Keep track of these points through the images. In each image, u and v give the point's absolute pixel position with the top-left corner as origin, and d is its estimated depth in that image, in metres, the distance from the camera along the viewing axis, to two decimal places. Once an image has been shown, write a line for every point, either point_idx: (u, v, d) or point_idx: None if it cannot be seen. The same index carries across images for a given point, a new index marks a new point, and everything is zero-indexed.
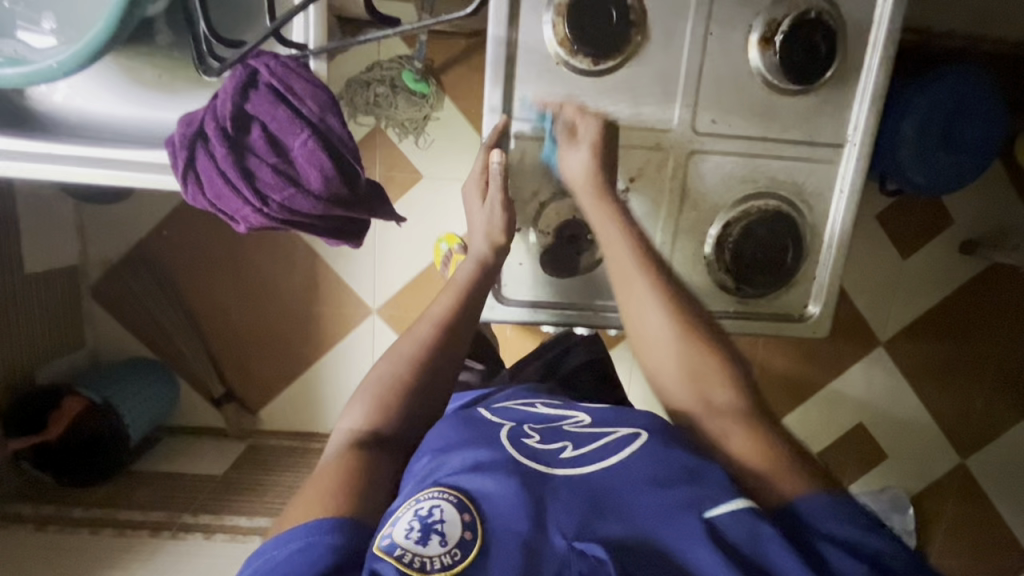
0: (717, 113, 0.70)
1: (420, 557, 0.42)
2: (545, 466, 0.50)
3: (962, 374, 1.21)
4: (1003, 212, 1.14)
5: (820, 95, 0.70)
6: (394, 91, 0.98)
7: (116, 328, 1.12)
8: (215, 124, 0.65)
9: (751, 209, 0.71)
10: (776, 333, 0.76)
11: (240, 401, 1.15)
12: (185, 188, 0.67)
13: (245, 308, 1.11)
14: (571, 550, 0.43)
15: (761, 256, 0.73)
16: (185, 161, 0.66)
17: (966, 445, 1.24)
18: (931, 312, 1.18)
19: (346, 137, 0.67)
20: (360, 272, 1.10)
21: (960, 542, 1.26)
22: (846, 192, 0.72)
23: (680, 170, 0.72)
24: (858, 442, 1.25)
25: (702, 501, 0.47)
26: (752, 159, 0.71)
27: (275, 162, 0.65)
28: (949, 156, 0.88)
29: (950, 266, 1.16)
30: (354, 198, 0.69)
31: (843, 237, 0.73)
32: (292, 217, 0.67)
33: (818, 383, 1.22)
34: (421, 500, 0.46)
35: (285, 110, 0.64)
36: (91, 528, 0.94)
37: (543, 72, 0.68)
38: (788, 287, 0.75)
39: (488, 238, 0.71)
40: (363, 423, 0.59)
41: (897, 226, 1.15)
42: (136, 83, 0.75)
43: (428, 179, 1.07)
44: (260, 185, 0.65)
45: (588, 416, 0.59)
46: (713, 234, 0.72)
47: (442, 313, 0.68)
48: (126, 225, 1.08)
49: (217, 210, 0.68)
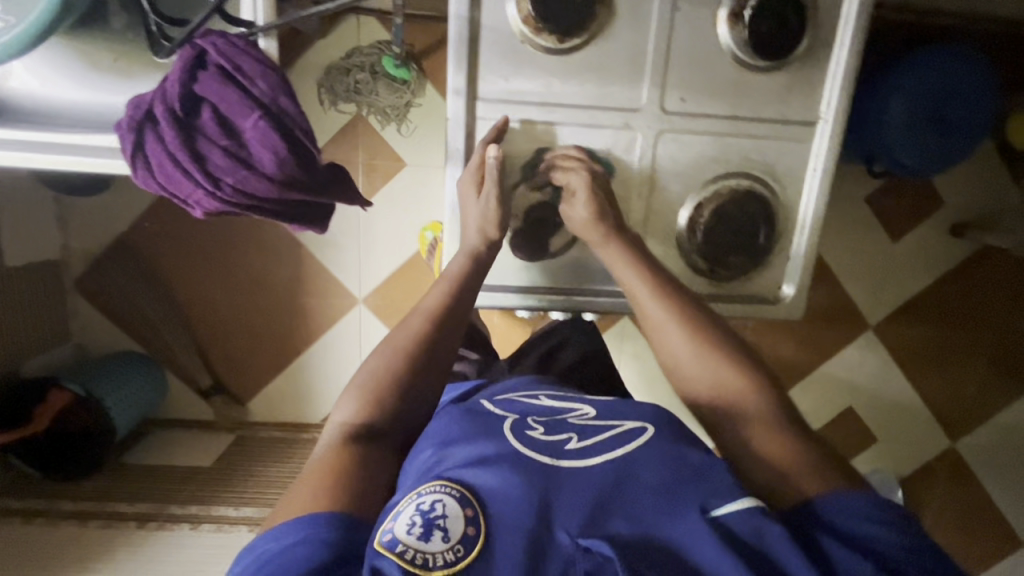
0: (687, 92, 0.69)
1: (422, 554, 0.41)
2: (550, 458, 0.48)
3: (952, 357, 1.20)
4: (992, 193, 1.13)
5: (790, 71, 0.68)
6: (374, 77, 0.96)
7: (99, 322, 1.11)
8: (163, 105, 0.63)
9: (722, 190, 0.71)
10: (749, 315, 0.76)
11: (230, 393, 1.15)
12: (135, 170, 0.66)
13: (232, 301, 1.11)
14: (576, 547, 0.42)
15: (733, 238, 0.72)
16: (135, 146, 0.65)
17: (957, 428, 1.24)
18: (920, 295, 1.18)
19: (299, 119, 0.67)
20: (344, 262, 1.09)
21: (951, 523, 1.26)
22: (820, 170, 0.71)
23: (649, 151, 0.71)
24: (848, 426, 1.25)
25: (709, 500, 0.46)
26: (722, 138, 0.71)
27: (228, 144, 0.64)
28: (938, 135, 0.86)
29: (939, 248, 1.16)
30: (310, 181, 0.69)
31: (817, 216, 0.72)
32: (246, 201, 0.67)
33: (808, 368, 1.22)
34: (423, 494, 0.45)
35: (234, 90, 0.64)
36: (79, 520, 0.94)
37: (508, 52, 0.67)
38: (761, 268, 0.74)
39: (478, 228, 0.70)
40: (355, 416, 0.56)
41: (886, 208, 1.14)
42: (92, 68, 0.74)
43: (412, 167, 1.06)
44: (211, 168, 0.65)
45: (593, 409, 0.57)
46: (684, 216, 0.72)
47: (437, 305, 0.64)
48: (104, 216, 1.07)
49: (170, 194, 0.68)
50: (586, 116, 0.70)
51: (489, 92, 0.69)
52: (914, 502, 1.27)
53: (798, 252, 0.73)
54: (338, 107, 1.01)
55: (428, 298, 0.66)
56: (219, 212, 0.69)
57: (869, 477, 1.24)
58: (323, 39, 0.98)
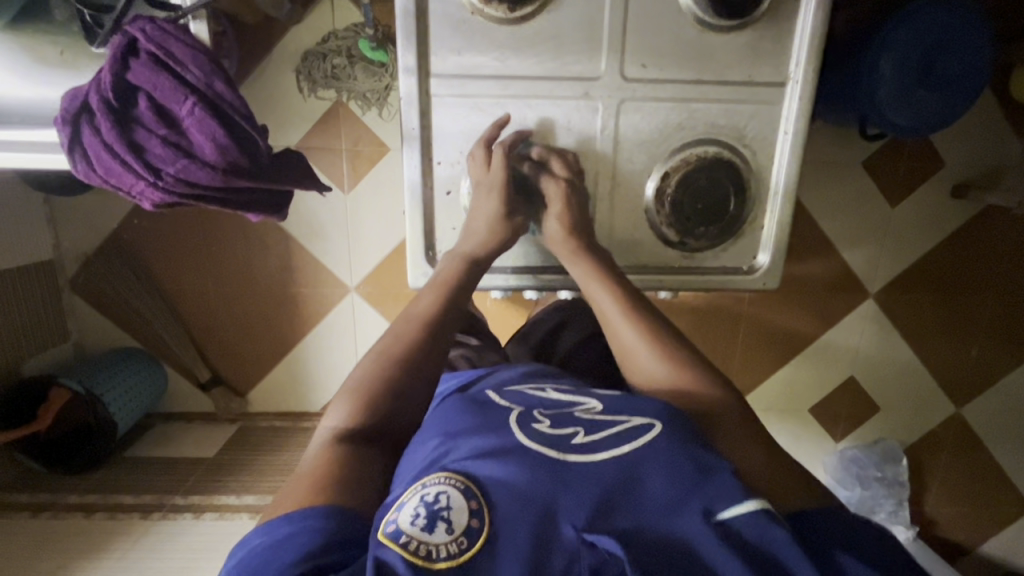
0: (648, 58, 0.67)
1: (426, 545, 0.41)
2: (557, 452, 0.47)
3: (956, 323, 1.18)
4: (992, 150, 1.09)
5: (756, 30, 0.66)
6: (351, 61, 0.95)
7: (92, 320, 1.13)
8: (97, 96, 0.63)
9: (690, 157, 0.68)
10: (723, 288, 0.75)
11: (227, 384, 1.16)
12: (73, 162, 0.66)
13: (222, 297, 1.12)
14: (582, 541, 0.42)
15: (702, 206, 0.69)
16: (72, 137, 0.64)
17: (962, 395, 1.22)
18: (922, 262, 1.15)
19: (238, 103, 0.66)
20: (333, 252, 1.09)
21: (955, 490, 1.27)
22: (791, 133, 0.69)
23: (610, 122, 0.69)
24: (851, 396, 1.24)
25: (718, 502, 0.44)
26: (687, 104, 0.68)
27: (165, 133, 0.64)
28: (930, 92, 0.83)
29: (939, 210, 1.12)
30: (254, 167, 0.69)
31: (789, 182, 0.70)
32: (190, 190, 0.67)
33: (807, 339, 1.20)
34: (427, 485, 0.45)
35: (167, 78, 0.63)
36: (85, 512, 0.98)
37: (458, 25, 0.65)
38: (735, 237, 0.73)
39: (471, 244, 0.68)
40: (346, 420, 0.55)
41: (884, 170, 1.10)
42: (41, 62, 0.74)
43: (394, 151, 1.04)
44: (150, 158, 0.64)
45: (600, 403, 0.55)
46: (650, 187, 0.70)
47: (426, 312, 0.65)
48: (85, 215, 1.08)
49: (113, 187, 0.67)
50: (550, 88, 0.68)
51: (444, 69, 0.67)
52: (920, 471, 1.26)
53: (772, 220, 0.72)
54: (317, 93, 1.00)
55: (416, 304, 0.66)
56: (167, 203, 0.69)
57: (871, 447, 1.24)
58: (295, 25, 0.97)
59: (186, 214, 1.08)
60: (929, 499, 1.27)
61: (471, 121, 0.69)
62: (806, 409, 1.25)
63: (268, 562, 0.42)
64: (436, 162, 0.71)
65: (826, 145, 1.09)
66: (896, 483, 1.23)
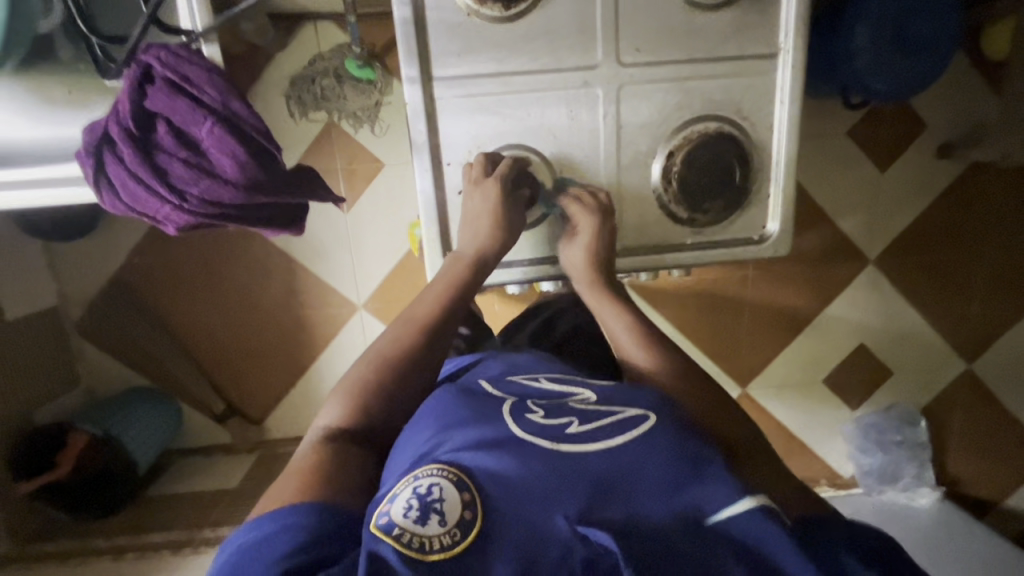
0: (641, 42, 0.68)
1: (419, 538, 0.42)
2: (551, 443, 0.48)
3: (956, 279, 1.19)
4: (974, 107, 1.11)
5: (740, 8, 0.68)
6: (340, 82, 0.98)
7: (103, 362, 1.13)
8: (117, 125, 0.64)
9: (692, 135, 0.70)
10: (737, 260, 0.76)
11: (244, 414, 1.16)
12: (100, 194, 0.67)
13: (229, 326, 1.12)
14: (575, 534, 0.43)
15: (708, 183, 0.71)
16: (98, 169, 0.66)
17: (971, 351, 1.23)
18: (916, 224, 1.17)
19: (254, 120, 0.67)
20: (339, 272, 1.10)
21: (974, 446, 1.28)
22: (787, 101, 0.70)
23: (611, 107, 0.70)
24: (861, 363, 1.25)
25: (710, 503, 0.46)
26: (682, 83, 0.70)
27: (186, 155, 0.65)
28: (909, 55, 0.86)
29: (929, 171, 1.14)
30: (273, 182, 0.69)
31: (790, 150, 0.71)
32: (216, 210, 0.67)
33: (812, 312, 1.21)
34: (420, 477, 0.46)
35: (184, 100, 0.64)
36: (116, 554, 0.99)
37: (454, 30, 0.67)
38: (743, 209, 0.74)
39: (477, 245, 0.69)
40: (338, 420, 0.57)
41: (871, 138, 1.13)
42: (43, 99, 0.74)
43: (390, 166, 1.05)
44: (174, 181, 0.65)
45: (595, 394, 0.56)
46: (657, 168, 0.72)
47: (424, 315, 0.65)
48: (89, 258, 1.08)
49: (139, 214, 0.68)
50: (546, 80, 0.69)
51: (444, 74, 0.68)
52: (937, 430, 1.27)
53: (778, 188, 0.73)
54: (308, 116, 1.01)
55: (418, 308, 0.66)
56: (191, 225, 0.69)
57: (888, 413, 1.25)
58: (283, 50, 0.98)
59: (190, 248, 1.08)
60: (949, 458, 1.28)
61: (474, 119, 0.70)
62: (819, 381, 1.26)
63: (255, 560, 0.43)
64: (446, 163, 0.72)
65: (814, 119, 1.11)
66: (917, 445, 1.24)
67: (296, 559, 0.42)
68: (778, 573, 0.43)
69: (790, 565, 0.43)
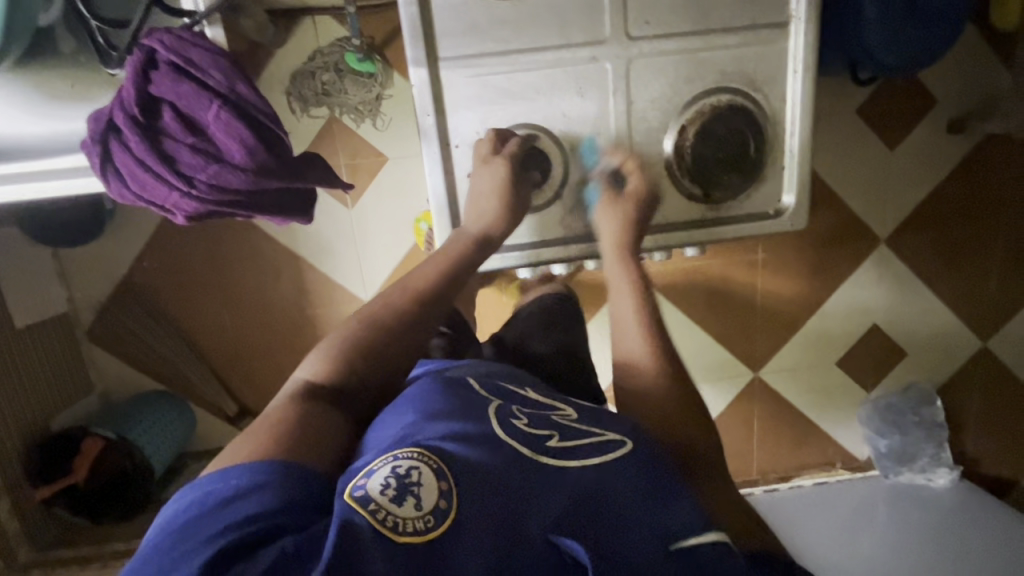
0: (650, 15, 0.67)
1: (393, 517, 0.41)
2: (532, 450, 0.49)
3: (970, 256, 1.18)
4: (985, 80, 1.09)
5: None
6: (339, 75, 0.96)
7: (114, 366, 1.12)
8: (122, 113, 0.63)
9: (703, 108, 0.69)
10: (753, 237, 0.75)
11: (255, 415, 1.16)
12: (107, 183, 0.66)
13: (239, 324, 1.11)
14: (548, 542, 0.44)
15: (723, 155, 0.71)
16: (103, 158, 0.65)
17: (986, 328, 1.21)
18: (928, 201, 1.15)
19: (261, 104, 0.66)
20: (346, 268, 1.09)
21: (990, 425, 1.26)
22: (801, 71, 0.69)
23: (621, 84, 0.69)
24: (874, 344, 1.23)
25: (680, 529, 0.48)
26: (693, 55, 0.69)
27: (194, 141, 0.64)
28: (918, 26, 0.85)
29: (940, 147, 1.13)
30: (281, 166, 0.68)
31: (806, 120, 0.70)
32: (225, 197, 0.66)
33: (825, 293, 1.20)
34: (400, 457, 0.45)
35: (189, 83, 0.64)
36: None
37: (459, 12, 0.66)
38: (758, 183, 0.73)
39: (481, 224, 0.68)
40: (318, 375, 0.57)
41: (881, 115, 1.11)
42: (49, 95, 0.74)
43: (393, 161, 1.04)
44: (182, 168, 0.65)
45: (575, 411, 0.57)
46: (670, 142, 0.71)
47: (421, 286, 0.65)
48: (97, 261, 1.07)
49: (147, 202, 0.68)
50: (553, 59, 0.68)
51: (451, 57, 0.68)
52: (953, 409, 1.26)
53: (793, 161, 0.72)
54: (311, 112, 1.01)
55: (417, 278, 0.65)
56: (200, 213, 0.69)
57: (906, 394, 1.23)
58: (284, 46, 0.97)
59: (197, 249, 1.07)
60: (966, 437, 1.27)
61: (481, 99, 0.69)
62: (833, 363, 1.24)
63: (213, 518, 0.42)
64: (454, 146, 0.71)
65: (823, 97, 1.09)
66: (934, 426, 1.22)
67: (249, 526, 0.41)
68: None
69: None
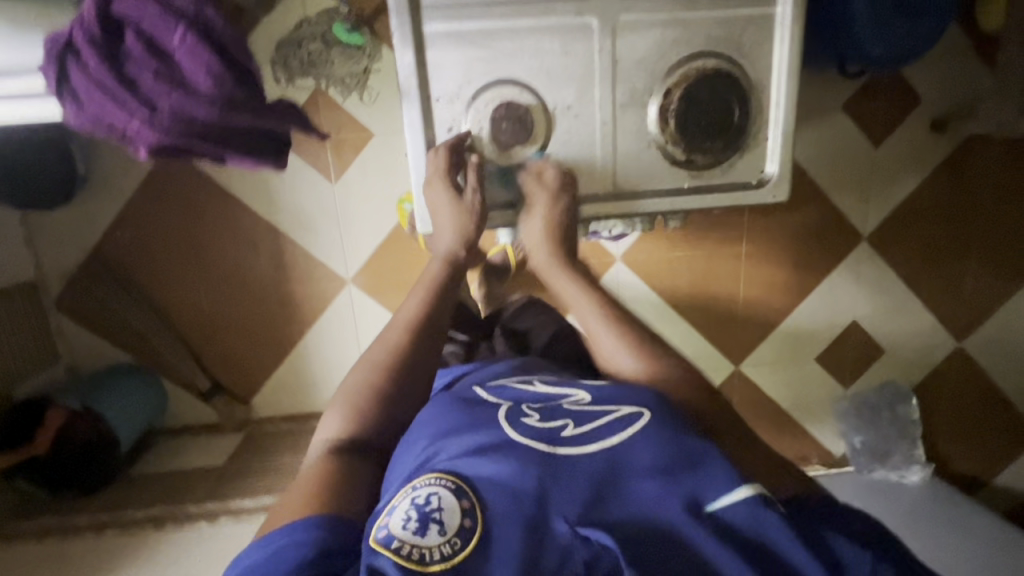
0: None
1: (419, 549, 0.42)
2: (547, 445, 0.48)
3: (948, 254, 1.19)
4: (969, 79, 1.11)
5: None
6: (327, 46, 0.96)
7: (86, 339, 1.09)
8: (80, 31, 0.59)
9: (690, 71, 0.69)
10: (734, 205, 0.74)
11: (230, 393, 1.14)
12: (62, 106, 0.63)
13: (215, 298, 1.09)
14: (575, 536, 0.43)
15: (707, 120, 0.70)
16: (59, 75, 0.60)
17: (963, 328, 1.23)
18: (909, 199, 1.16)
19: (230, 30, 0.62)
20: (325, 242, 1.07)
21: (964, 424, 1.28)
22: (787, 38, 0.69)
23: (607, 49, 0.69)
24: (854, 341, 1.25)
25: (706, 492, 0.46)
26: (678, 22, 0.69)
27: (157, 67, 0.60)
28: (903, 18, 0.85)
29: (922, 146, 1.14)
30: (249, 101, 0.66)
31: (791, 88, 0.70)
32: (189, 128, 0.64)
33: (806, 288, 1.21)
34: (418, 487, 0.46)
35: (154, 4, 0.59)
36: (97, 530, 0.94)
37: None
38: (741, 152, 0.73)
39: (448, 243, 0.70)
40: (339, 432, 0.58)
41: (865, 111, 1.12)
42: None
43: (379, 136, 1.03)
44: (145, 94, 0.61)
45: (588, 394, 0.56)
46: (654, 105, 0.70)
47: (413, 317, 0.65)
48: (70, 228, 1.04)
49: (105, 129, 0.64)
50: (539, 21, 0.68)
51: (436, 15, 0.67)
52: (928, 408, 1.27)
53: (777, 129, 0.72)
54: (295, 83, 0.99)
55: (403, 311, 0.66)
56: (164, 147, 0.65)
57: (880, 390, 1.25)
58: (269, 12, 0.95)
59: (172, 220, 1.05)
60: (940, 434, 1.28)
61: (467, 58, 0.69)
62: (812, 359, 1.25)
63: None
64: (435, 99, 0.70)
65: (810, 91, 1.10)
66: (907, 423, 1.23)
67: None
68: (784, 563, 0.44)
69: (794, 556, 0.44)
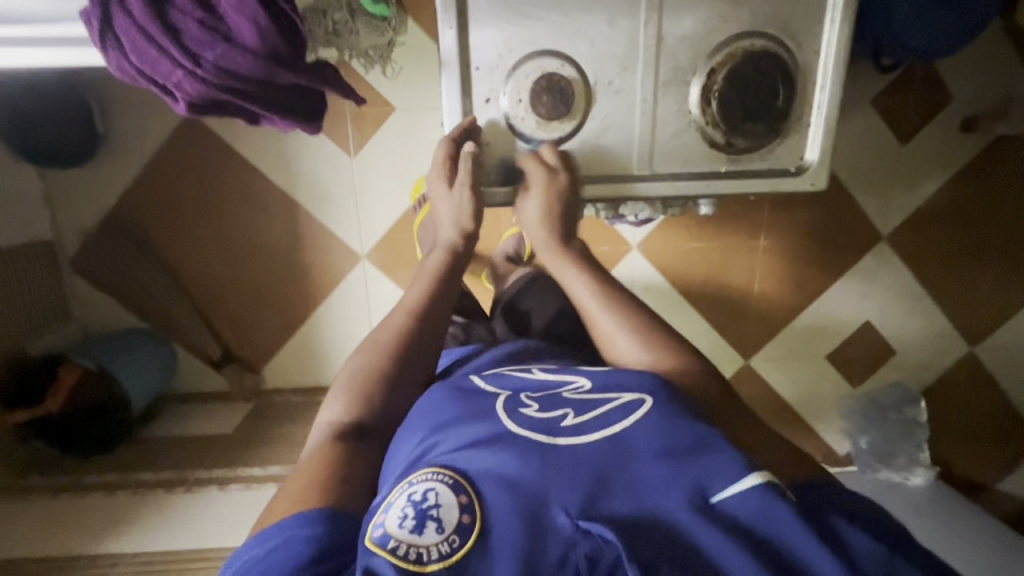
0: None
1: (416, 548, 0.40)
2: (547, 436, 0.47)
3: (968, 259, 1.18)
4: (1005, 79, 1.09)
5: None
6: (353, 16, 0.84)
7: (99, 300, 1.10)
8: None
9: (737, 50, 0.68)
10: (771, 190, 0.73)
11: (240, 362, 1.14)
12: (107, 56, 0.62)
13: (227, 266, 1.09)
14: (577, 529, 0.41)
15: (751, 100, 0.69)
16: (102, 21, 0.60)
17: (977, 333, 1.22)
18: (932, 201, 1.15)
19: None
20: (342, 216, 1.07)
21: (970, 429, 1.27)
22: (838, 21, 0.68)
23: (651, 28, 0.68)
24: (865, 341, 1.24)
25: (712, 483, 0.44)
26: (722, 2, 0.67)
27: (202, 16, 0.60)
28: (947, 8, 0.83)
29: (950, 146, 1.12)
30: (294, 58, 0.65)
31: (838, 72, 0.69)
32: (231, 81, 0.63)
33: (820, 285, 1.20)
34: (415, 484, 0.45)
35: None
36: (106, 491, 0.95)
37: None
38: (781, 137, 0.72)
39: (455, 226, 0.70)
40: (342, 415, 0.57)
41: (896, 107, 1.10)
42: None
43: (401, 111, 1.02)
44: (187, 43, 0.61)
45: (590, 381, 0.56)
46: (698, 84, 0.69)
47: (416, 302, 0.65)
48: (87, 188, 1.04)
49: (146, 78, 0.64)
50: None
51: None
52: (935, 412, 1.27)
53: (819, 115, 0.71)
54: None
55: (410, 298, 0.66)
56: (204, 99, 0.65)
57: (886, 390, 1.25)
58: None
59: (189, 185, 1.04)
60: (945, 439, 1.28)
61: (507, 29, 0.67)
62: (822, 357, 1.25)
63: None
64: (475, 67, 0.69)
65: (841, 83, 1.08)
66: (912, 423, 1.21)
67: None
68: (798, 558, 0.41)
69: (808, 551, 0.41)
